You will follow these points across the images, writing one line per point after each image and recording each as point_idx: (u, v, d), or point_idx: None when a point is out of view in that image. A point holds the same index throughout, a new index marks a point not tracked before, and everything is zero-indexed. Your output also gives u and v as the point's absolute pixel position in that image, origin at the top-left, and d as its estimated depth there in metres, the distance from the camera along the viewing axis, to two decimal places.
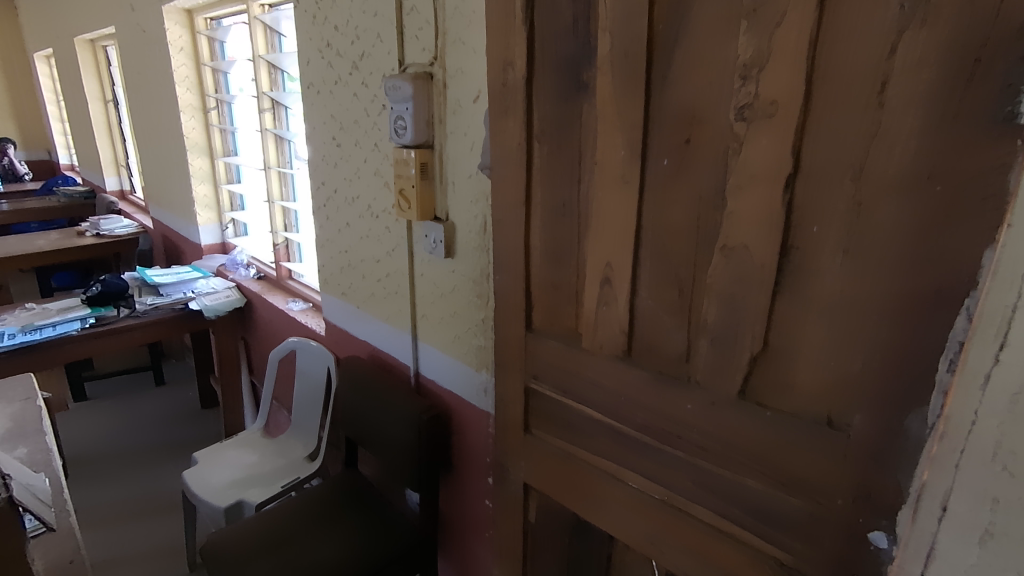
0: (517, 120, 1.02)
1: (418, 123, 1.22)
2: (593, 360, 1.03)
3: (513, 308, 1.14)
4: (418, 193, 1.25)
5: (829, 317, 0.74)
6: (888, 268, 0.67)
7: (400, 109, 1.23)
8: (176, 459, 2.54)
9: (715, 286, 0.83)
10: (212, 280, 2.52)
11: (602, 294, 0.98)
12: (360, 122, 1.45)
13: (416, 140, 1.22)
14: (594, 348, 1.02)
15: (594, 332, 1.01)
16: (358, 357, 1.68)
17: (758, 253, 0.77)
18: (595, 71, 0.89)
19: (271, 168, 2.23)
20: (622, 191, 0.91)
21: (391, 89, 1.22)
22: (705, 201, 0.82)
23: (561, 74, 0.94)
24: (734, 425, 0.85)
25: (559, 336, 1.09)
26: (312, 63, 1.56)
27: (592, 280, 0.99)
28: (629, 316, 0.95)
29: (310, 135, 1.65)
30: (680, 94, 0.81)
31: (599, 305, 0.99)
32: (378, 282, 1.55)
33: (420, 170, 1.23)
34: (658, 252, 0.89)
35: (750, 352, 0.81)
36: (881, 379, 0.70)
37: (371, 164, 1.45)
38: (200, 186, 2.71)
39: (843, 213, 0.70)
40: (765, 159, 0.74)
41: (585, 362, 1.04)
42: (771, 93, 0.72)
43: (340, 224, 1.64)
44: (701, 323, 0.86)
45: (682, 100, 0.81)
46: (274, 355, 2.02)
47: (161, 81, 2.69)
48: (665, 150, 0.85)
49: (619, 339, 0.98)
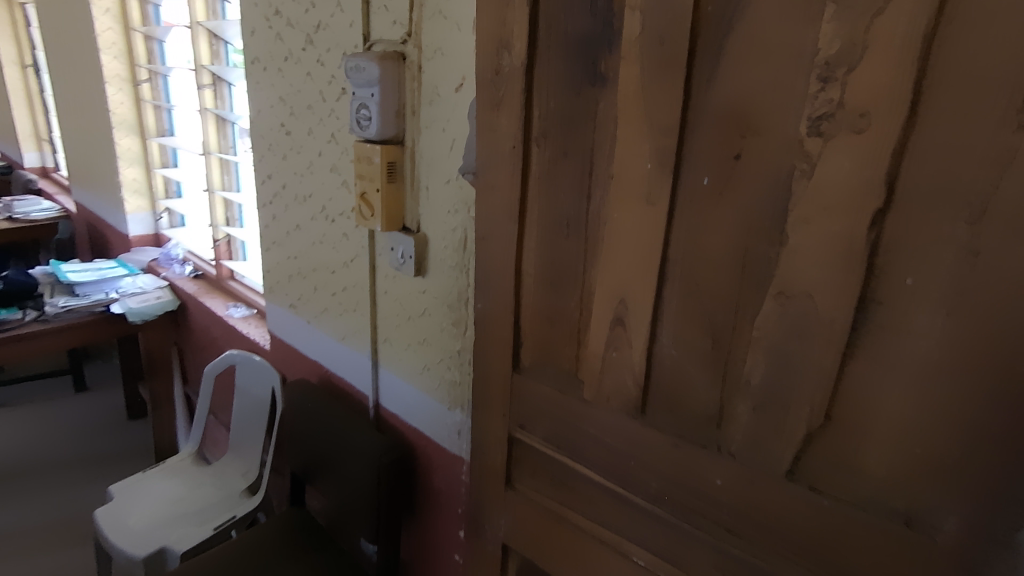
0: (512, 116, 0.82)
1: (385, 113, 1.00)
2: (596, 413, 0.85)
3: (496, 343, 0.95)
4: (383, 197, 1.03)
5: (917, 391, 0.58)
6: (1011, 339, 0.51)
7: (363, 95, 1.01)
8: (95, 479, 2.23)
9: (764, 340, 0.66)
10: (139, 278, 2.22)
11: (611, 336, 0.80)
12: (315, 107, 1.21)
13: (383, 133, 1.01)
14: (598, 399, 0.84)
15: (598, 380, 0.83)
16: (307, 381, 1.46)
17: (827, 304, 0.61)
18: (619, 60, 0.71)
19: (211, 153, 1.95)
20: (645, 213, 0.72)
21: (353, 70, 1.00)
22: (756, 232, 0.65)
23: (573, 63, 0.75)
24: (776, 510, 0.69)
25: (552, 380, 0.90)
26: (257, 34, 1.31)
27: (599, 318, 0.81)
28: (644, 365, 0.78)
29: (255, 119, 1.40)
30: (731, 95, 0.63)
31: (607, 349, 0.81)
32: (334, 296, 1.33)
33: (386, 170, 1.02)
34: (687, 291, 0.72)
35: (805, 424, 0.65)
36: (986, 477, 0.55)
37: (327, 158, 1.22)
38: (129, 170, 2.38)
39: (951, 264, 0.54)
40: (846, 185, 0.57)
41: (586, 415, 0.86)
42: (862, 100, 0.55)
43: (289, 226, 1.41)
44: (740, 383, 0.70)
45: (733, 104, 0.63)
46: (210, 370, 1.77)
47: (85, 46, 2.34)
48: (704, 165, 0.67)
49: (631, 391, 0.80)
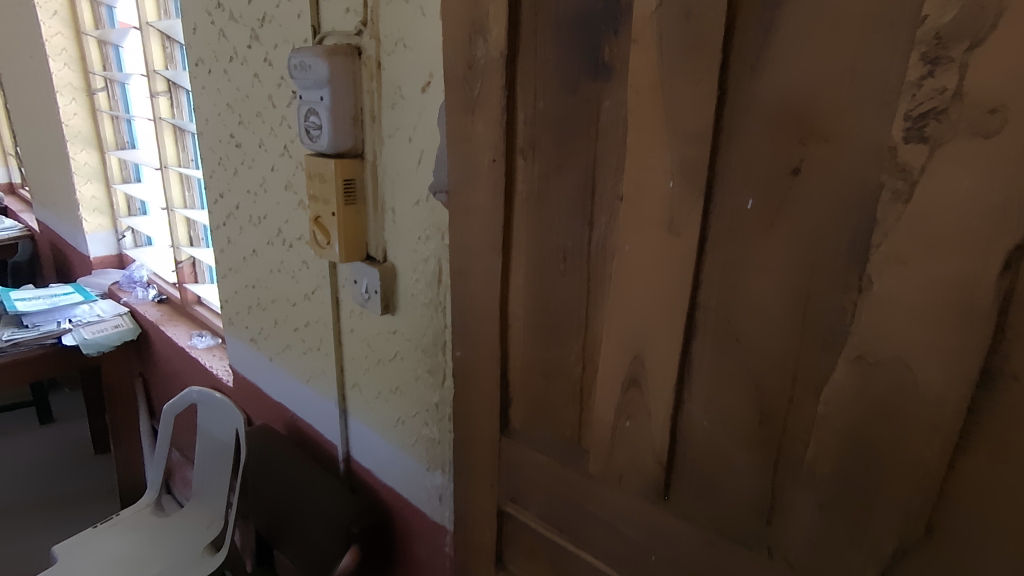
0: (491, 122, 0.65)
1: (339, 120, 0.82)
2: (606, 493, 0.67)
3: (480, 400, 0.78)
4: (340, 223, 0.86)
5: None
6: None
7: (311, 99, 0.83)
8: (53, 525, 2.04)
9: (834, 417, 0.49)
10: (97, 304, 2.03)
11: (624, 400, 0.63)
12: (264, 115, 1.04)
13: (337, 145, 0.83)
14: (608, 475, 0.67)
15: (607, 454, 0.66)
16: (272, 429, 1.28)
17: (930, 376, 0.44)
18: (629, 45, 0.53)
19: (168, 167, 1.77)
20: (666, 246, 0.55)
21: (297, 69, 0.83)
22: (822, 274, 0.48)
23: (567, 51, 0.58)
24: None
25: (550, 448, 0.73)
26: (199, 32, 1.13)
27: (607, 377, 0.63)
28: (668, 439, 0.61)
29: (202, 130, 1.22)
30: (786, 88, 0.46)
31: (618, 416, 0.64)
32: (295, 332, 1.15)
33: (343, 190, 0.84)
34: (724, 347, 0.55)
35: (896, 530, 0.48)
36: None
37: (281, 174, 1.05)
38: (86, 186, 2.19)
39: None
40: (964, 212, 0.39)
41: (593, 494, 0.69)
42: (993, 89, 0.37)
43: (244, 251, 1.23)
44: (801, 469, 0.52)
45: (789, 99, 0.46)
46: (168, 411, 1.57)
47: (33, 52, 2.15)
48: (748, 182, 0.50)
49: (650, 469, 0.63)
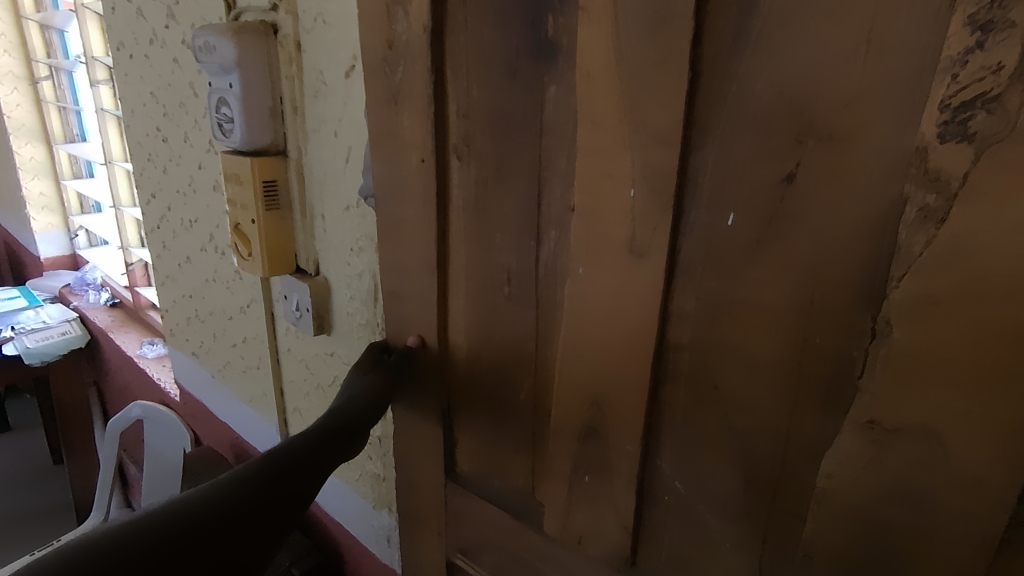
0: (420, 115, 0.54)
1: (255, 112, 0.70)
2: (565, 558, 0.57)
3: (422, 439, 0.67)
4: (261, 231, 0.74)
5: None
6: None
7: (220, 87, 0.71)
8: (5, 544, 1.93)
9: (838, 494, 0.38)
10: (44, 309, 1.88)
11: (581, 451, 0.53)
12: (187, 105, 0.91)
13: (252, 141, 0.71)
14: (565, 538, 0.56)
15: (564, 511, 0.56)
16: (215, 454, 1.15)
17: (968, 454, 0.33)
18: (575, 16, 0.42)
19: (112, 164, 1.61)
20: (628, 271, 0.44)
21: (203, 51, 0.70)
22: (824, 313, 0.37)
23: (502, 26, 0.47)
24: None
25: (501, 497, 0.63)
26: (117, 11, 1.00)
27: (563, 422, 0.53)
28: (633, 502, 0.50)
29: (129, 122, 1.09)
30: (776, 68, 0.35)
31: (576, 469, 0.53)
32: (234, 348, 1.03)
33: (262, 194, 0.72)
34: (699, 397, 0.44)
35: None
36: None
37: (208, 172, 0.92)
38: (34, 183, 2.07)
39: None
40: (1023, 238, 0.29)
41: (549, 557, 0.58)
42: None
43: (179, 257, 1.10)
44: (795, 551, 0.42)
45: (781, 85, 0.35)
46: (114, 425, 1.44)
47: None
48: (729, 193, 0.39)
49: (614, 534, 0.52)
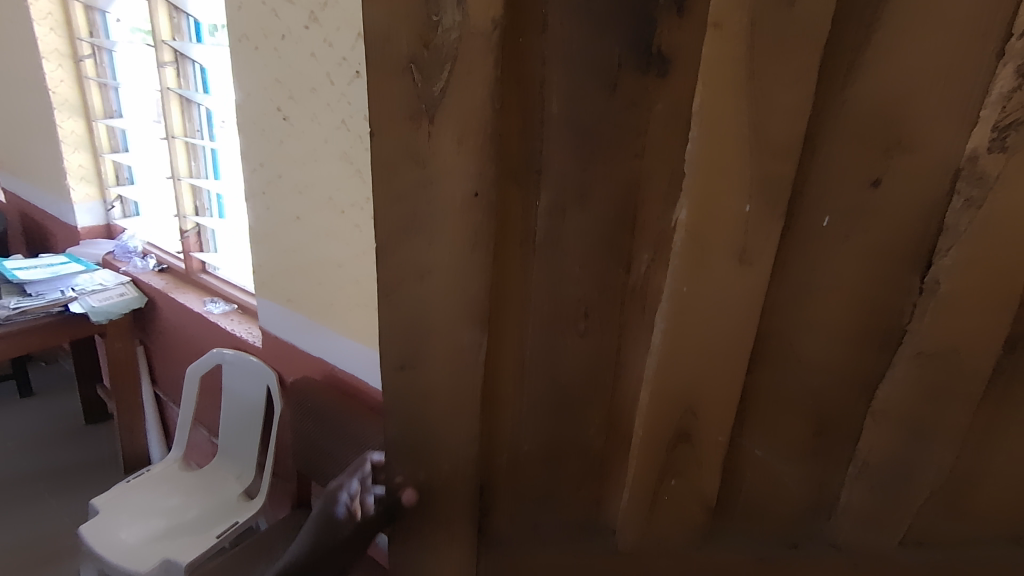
0: (470, 139, 0.52)
1: None
2: (646, 554, 0.66)
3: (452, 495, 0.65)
4: None
5: None
6: None
7: None
8: (63, 492, 2.06)
9: (889, 413, 0.53)
10: (97, 274, 1.99)
11: (671, 456, 0.60)
12: (320, 91, 1.17)
13: None
14: (650, 536, 0.65)
15: (646, 519, 0.64)
16: (310, 379, 1.40)
17: (975, 358, 0.49)
18: (699, 31, 0.46)
19: (174, 139, 1.70)
20: (732, 282, 0.52)
21: None
22: (887, 284, 0.50)
23: (606, 38, 0.49)
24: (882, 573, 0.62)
25: (557, 529, 0.69)
26: (245, 10, 1.22)
27: (652, 438, 0.59)
28: (716, 485, 0.61)
29: (244, 104, 1.33)
30: (871, 94, 0.45)
31: (663, 475, 0.61)
32: (341, 289, 1.30)
33: None
34: (781, 368, 0.55)
35: (924, 496, 0.56)
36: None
37: (335, 145, 1.19)
38: (75, 155, 2.14)
39: None
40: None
41: (632, 559, 0.67)
42: None
43: (286, 216, 1.35)
44: (845, 470, 0.57)
45: (875, 105, 0.46)
46: (193, 371, 1.62)
47: (11, 13, 2.03)
48: (824, 200, 0.49)
49: (697, 511, 0.63)
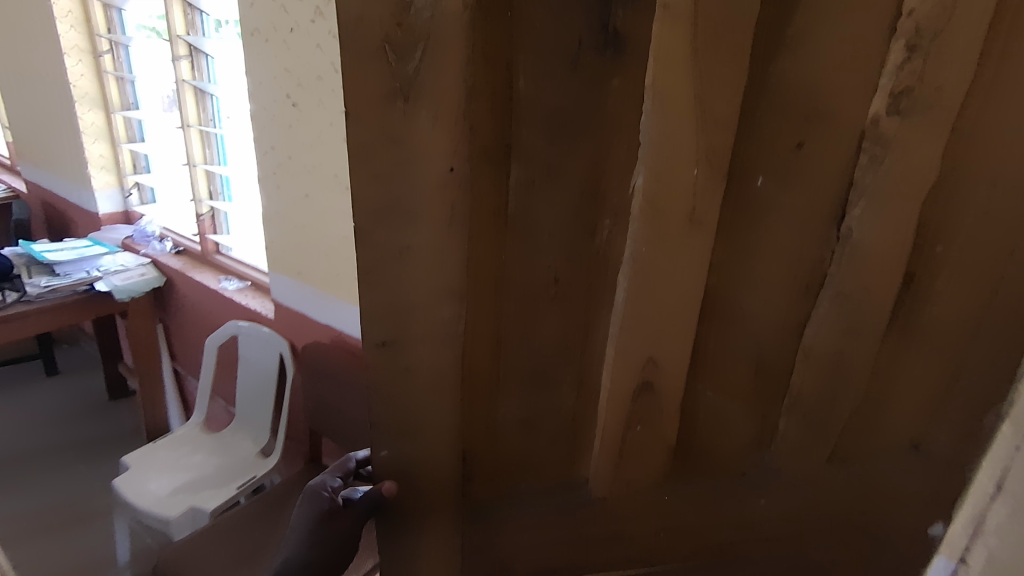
0: (446, 117, 0.52)
1: None
2: (613, 498, 0.71)
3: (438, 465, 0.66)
4: None
5: (930, 355, 0.59)
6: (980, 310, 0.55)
7: None
8: (91, 459, 2.20)
9: (815, 350, 0.60)
10: (119, 256, 2.11)
11: (636, 407, 0.65)
12: (324, 79, 1.25)
13: None
14: (619, 482, 0.70)
15: (614, 466, 0.69)
16: (320, 344, 1.51)
17: (882, 295, 0.56)
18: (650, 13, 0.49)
19: (189, 128, 1.80)
20: (685, 243, 0.57)
21: None
22: (809, 235, 0.56)
23: None
24: (815, 497, 0.68)
25: (534, 492, 0.71)
26: (256, 6, 1.31)
27: (618, 391, 0.64)
28: (675, 428, 0.67)
29: (255, 92, 1.41)
30: (794, 70, 0.51)
31: (629, 423, 0.66)
32: (347, 261, 1.39)
33: None
34: (724, 319, 0.61)
35: (846, 416, 0.63)
36: (994, 375, 0.56)
37: (340, 129, 1.28)
38: (95, 146, 2.24)
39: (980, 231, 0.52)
40: (915, 164, 0.51)
41: (604, 507, 0.72)
42: (940, 73, 0.48)
43: (295, 195, 1.44)
44: (780, 401, 0.64)
45: (795, 80, 0.51)
46: (211, 343, 1.74)
47: (33, 10, 2.13)
48: (755, 166, 0.54)
49: (657, 453, 0.68)
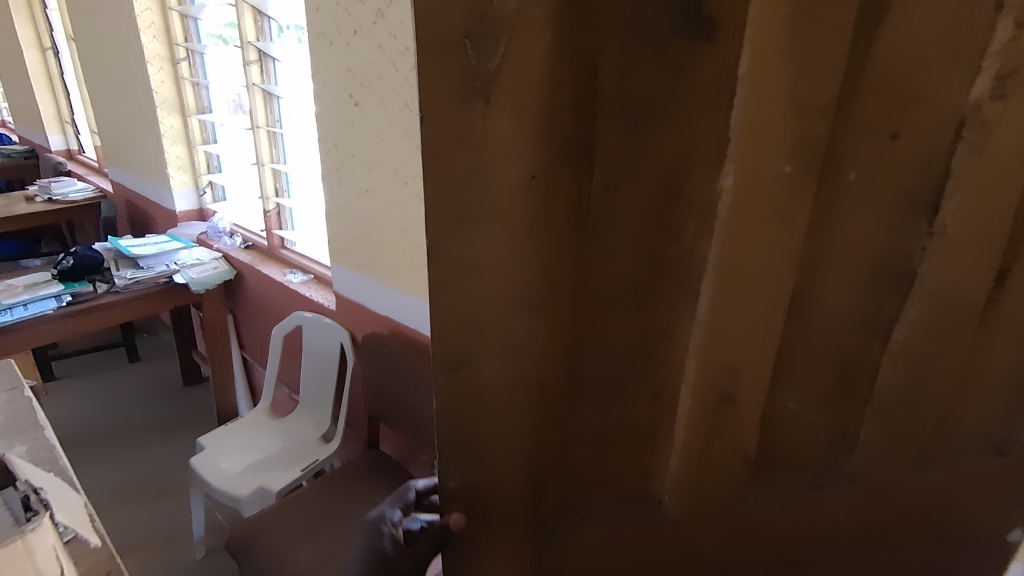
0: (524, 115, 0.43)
1: None
2: (685, 525, 0.62)
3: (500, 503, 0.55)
4: None
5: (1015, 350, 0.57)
6: None
7: None
8: (166, 440, 2.33)
9: (903, 351, 0.55)
10: (195, 250, 2.24)
11: (716, 422, 0.56)
12: (385, 78, 1.28)
13: None
14: (695, 509, 0.61)
15: (690, 492, 0.60)
16: (379, 334, 1.55)
17: (973, 289, 0.53)
18: None
19: (258, 129, 1.89)
20: (776, 239, 0.49)
21: None
22: (900, 226, 0.51)
23: None
24: (895, 504, 0.64)
25: (603, 520, 0.61)
26: (322, 10, 1.35)
27: (697, 408, 0.54)
28: (757, 443, 0.59)
29: (320, 92, 1.46)
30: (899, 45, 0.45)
31: (709, 440, 0.56)
32: (406, 254, 1.42)
33: None
34: (808, 320, 0.54)
35: (927, 427, 0.60)
36: None
37: (400, 125, 1.30)
38: (173, 147, 2.38)
39: None
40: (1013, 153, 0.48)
41: (676, 531, 0.62)
42: None
43: (356, 190, 1.48)
44: (860, 410, 0.59)
45: (899, 63, 0.45)
46: (278, 332, 1.82)
47: (120, 22, 2.28)
48: (853, 152, 0.48)
49: (737, 472, 0.60)
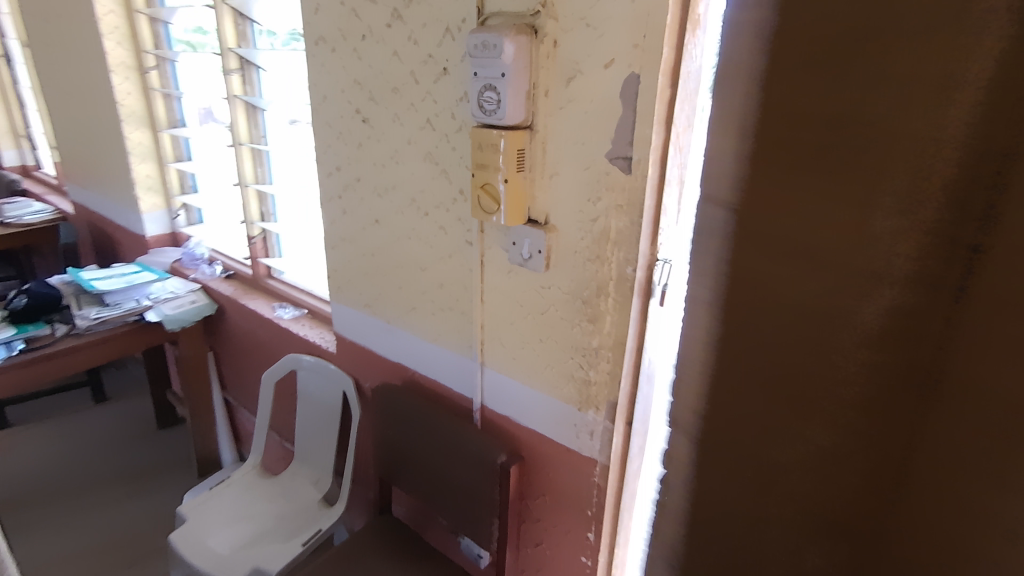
0: None
1: (516, 96, 0.87)
2: None
3: None
4: (512, 189, 0.92)
5: None
6: None
7: (488, 76, 0.87)
8: (137, 495, 2.07)
9: None
10: (169, 281, 1.99)
11: None
12: (402, 91, 1.08)
13: (512, 119, 0.88)
14: None
15: None
16: (391, 384, 1.34)
17: None
18: None
19: (241, 146, 1.66)
20: None
21: (478, 48, 0.87)
22: None
23: None
24: None
25: None
26: (324, 11, 1.15)
27: None
28: None
29: (320, 107, 1.25)
30: None
31: None
32: (424, 295, 1.21)
33: (517, 159, 0.91)
34: None
35: None
36: None
37: (419, 146, 1.10)
38: (141, 165, 2.13)
39: None
40: None
41: None
42: None
43: (364, 220, 1.27)
44: None
45: None
46: (268, 376, 1.60)
47: (79, 26, 2.03)
48: None
49: None
